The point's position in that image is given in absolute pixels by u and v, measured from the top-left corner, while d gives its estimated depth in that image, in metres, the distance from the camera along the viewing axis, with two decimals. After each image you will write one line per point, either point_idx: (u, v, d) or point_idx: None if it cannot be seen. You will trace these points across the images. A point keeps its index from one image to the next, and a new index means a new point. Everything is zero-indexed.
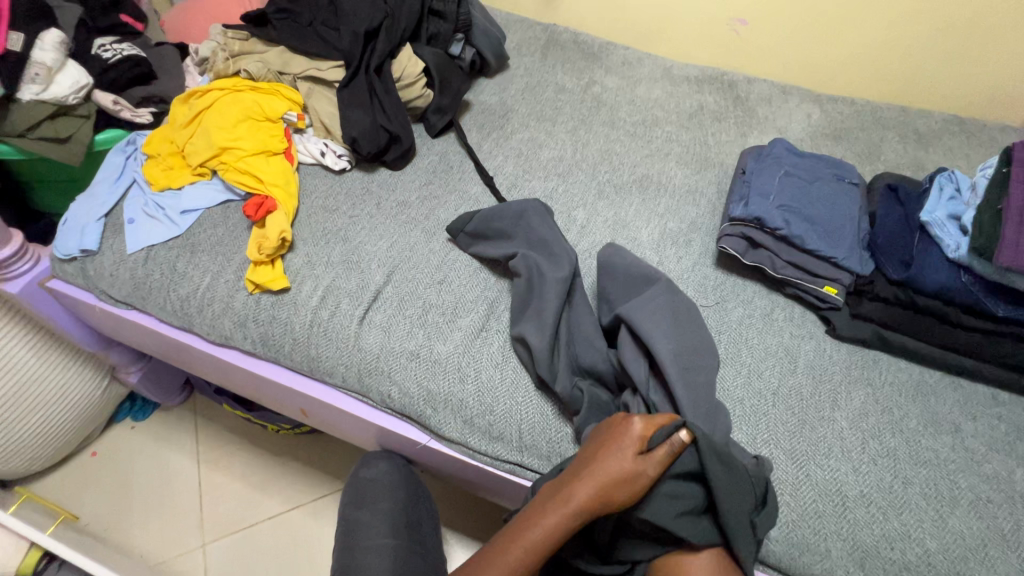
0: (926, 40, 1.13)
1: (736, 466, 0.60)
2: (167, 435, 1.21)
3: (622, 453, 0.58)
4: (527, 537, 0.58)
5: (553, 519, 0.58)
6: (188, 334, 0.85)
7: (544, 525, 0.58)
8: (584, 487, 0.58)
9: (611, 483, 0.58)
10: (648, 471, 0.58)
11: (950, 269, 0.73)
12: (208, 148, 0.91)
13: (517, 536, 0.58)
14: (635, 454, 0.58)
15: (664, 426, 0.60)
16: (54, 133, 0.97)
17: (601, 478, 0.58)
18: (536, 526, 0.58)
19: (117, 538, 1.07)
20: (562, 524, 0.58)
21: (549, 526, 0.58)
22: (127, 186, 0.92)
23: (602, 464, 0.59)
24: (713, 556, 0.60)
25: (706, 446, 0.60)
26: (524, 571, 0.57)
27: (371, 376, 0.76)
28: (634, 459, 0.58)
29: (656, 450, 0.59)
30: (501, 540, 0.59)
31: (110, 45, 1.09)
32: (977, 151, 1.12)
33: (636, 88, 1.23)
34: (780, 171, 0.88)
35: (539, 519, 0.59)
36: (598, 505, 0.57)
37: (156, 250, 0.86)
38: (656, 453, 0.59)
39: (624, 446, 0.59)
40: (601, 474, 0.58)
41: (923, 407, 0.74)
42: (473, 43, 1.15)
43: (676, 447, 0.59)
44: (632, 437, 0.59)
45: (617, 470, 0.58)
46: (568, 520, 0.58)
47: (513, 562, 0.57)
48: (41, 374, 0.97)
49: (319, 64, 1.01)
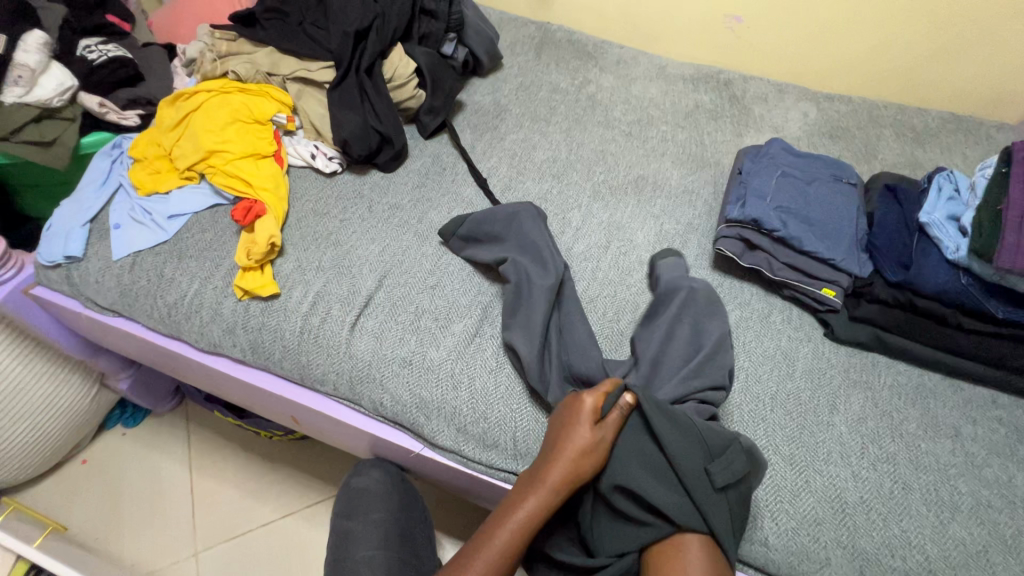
0: (925, 37, 1.12)
1: (680, 417, 0.63)
2: (159, 442, 1.19)
3: (581, 425, 0.61)
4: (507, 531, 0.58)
5: (532, 502, 0.59)
6: (177, 342, 0.83)
7: (520, 512, 0.58)
8: (555, 464, 0.59)
9: (578, 450, 0.59)
10: (606, 437, 0.61)
11: (949, 270, 0.72)
12: (195, 152, 0.89)
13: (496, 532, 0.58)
14: (594, 423, 0.61)
15: (610, 392, 0.64)
16: (39, 136, 0.95)
17: (570, 452, 0.59)
18: (514, 513, 0.59)
19: (108, 548, 1.06)
20: (539, 505, 0.59)
21: (527, 511, 0.58)
22: (113, 191, 0.90)
23: (567, 439, 0.60)
24: (701, 539, 0.58)
25: (666, 421, 0.61)
26: (510, 559, 0.57)
27: (363, 383, 0.74)
28: (593, 427, 0.61)
29: (610, 415, 0.62)
30: (480, 539, 0.58)
31: (95, 46, 1.06)
32: (974, 149, 1.11)
33: (631, 87, 1.21)
34: (776, 171, 0.87)
35: (514, 508, 0.59)
36: (568, 480, 0.59)
37: (143, 257, 0.84)
38: (611, 420, 0.62)
39: (580, 415, 0.61)
40: (568, 453, 0.59)
41: (923, 411, 0.73)
42: (465, 43, 1.13)
43: (624, 410, 0.63)
44: (587, 408, 0.62)
45: (582, 443, 0.60)
46: (544, 502, 0.59)
47: (498, 556, 0.57)
48: (27, 385, 0.95)
49: (308, 65, 0.99)
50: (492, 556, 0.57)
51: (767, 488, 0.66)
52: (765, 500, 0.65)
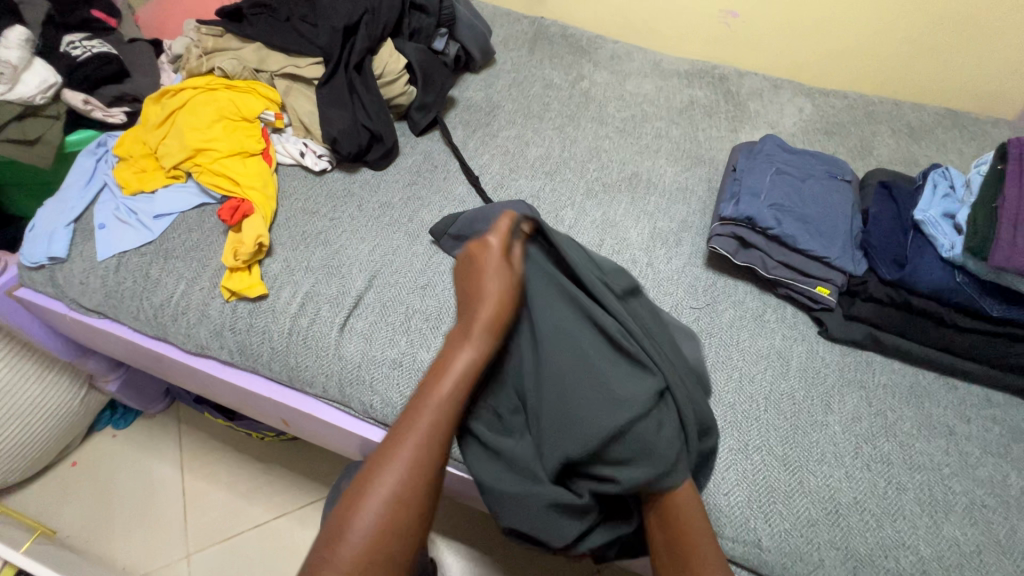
0: (921, 31, 1.11)
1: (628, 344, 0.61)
2: (149, 443, 1.18)
3: (488, 268, 0.61)
4: (422, 418, 0.54)
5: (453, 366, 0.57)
6: (164, 344, 0.82)
7: (432, 395, 0.56)
8: (466, 338, 0.58)
9: (490, 313, 0.59)
10: (513, 273, 0.62)
11: (944, 269, 0.72)
12: (181, 150, 0.88)
13: (411, 424, 0.54)
14: (500, 274, 0.61)
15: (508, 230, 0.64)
16: (22, 134, 0.93)
17: (479, 322, 0.58)
18: (427, 402, 0.55)
19: (98, 550, 1.05)
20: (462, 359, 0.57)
21: (444, 392, 0.56)
22: (98, 190, 0.89)
23: (478, 313, 0.59)
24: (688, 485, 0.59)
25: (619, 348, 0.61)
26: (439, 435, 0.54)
27: (352, 386, 0.73)
28: (501, 271, 0.61)
29: (511, 275, 0.61)
30: (395, 433, 0.54)
31: (79, 42, 1.05)
32: (970, 145, 1.10)
33: (625, 83, 1.20)
34: (771, 168, 0.86)
35: (427, 396, 0.56)
36: (489, 323, 0.58)
37: (128, 257, 0.82)
38: (510, 270, 0.61)
39: (489, 274, 0.61)
40: (483, 299, 0.59)
41: (917, 410, 0.72)
42: (457, 38, 1.12)
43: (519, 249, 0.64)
44: (490, 261, 0.61)
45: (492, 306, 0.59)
46: (460, 377, 0.56)
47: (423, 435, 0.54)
48: (13, 386, 0.94)
49: (296, 61, 0.97)
50: (409, 450, 0.53)
51: (760, 489, 0.65)
52: (759, 501, 0.64)
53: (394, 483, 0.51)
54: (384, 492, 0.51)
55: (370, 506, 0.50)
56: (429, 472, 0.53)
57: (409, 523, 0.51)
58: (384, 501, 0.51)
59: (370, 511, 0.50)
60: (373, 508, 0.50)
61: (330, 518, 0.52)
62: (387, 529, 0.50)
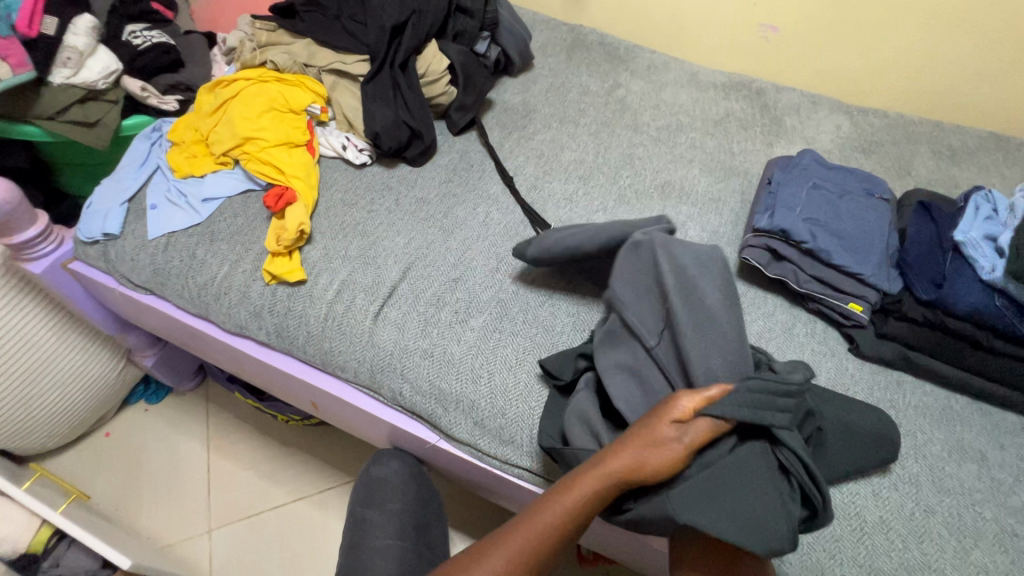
0: (976, 50, 1.08)
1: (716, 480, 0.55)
2: (179, 420, 1.22)
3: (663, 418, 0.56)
4: (551, 516, 0.55)
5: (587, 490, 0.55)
6: (204, 322, 0.85)
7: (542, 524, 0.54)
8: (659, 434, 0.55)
9: (696, 403, 0.56)
10: (681, 440, 0.55)
11: (983, 291, 0.71)
12: (231, 138, 0.91)
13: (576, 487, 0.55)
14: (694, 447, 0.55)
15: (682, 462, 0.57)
16: (83, 117, 0.98)
17: (613, 463, 0.55)
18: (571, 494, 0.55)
19: (126, 520, 1.09)
20: (592, 495, 0.54)
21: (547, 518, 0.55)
22: (151, 172, 0.93)
23: (637, 431, 0.56)
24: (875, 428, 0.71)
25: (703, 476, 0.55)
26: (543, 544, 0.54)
27: (383, 372, 0.75)
28: (671, 427, 0.55)
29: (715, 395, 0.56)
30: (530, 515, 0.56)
31: (140, 32, 1.09)
32: (1013, 170, 1.09)
33: (661, 92, 1.21)
34: (807, 183, 0.86)
35: (523, 523, 0.55)
36: (629, 475, 0.54)
37: (177, 238, 0.86)
38: (699, 424, 0.55)
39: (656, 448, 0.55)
40: (637, 446, 0.55)
41: (948, 433, 0.71)
42: (498, 42, 1.14)
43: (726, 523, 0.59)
44: (676, 411, 0.56)
45: (657, 440, 0.55)
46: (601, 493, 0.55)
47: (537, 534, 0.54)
48: (59, 354, 0.99)
49: (343, 57, 1.01)
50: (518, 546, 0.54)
51: None
52: None
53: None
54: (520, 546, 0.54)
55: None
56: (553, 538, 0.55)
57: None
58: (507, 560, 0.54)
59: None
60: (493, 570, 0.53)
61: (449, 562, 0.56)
62: None
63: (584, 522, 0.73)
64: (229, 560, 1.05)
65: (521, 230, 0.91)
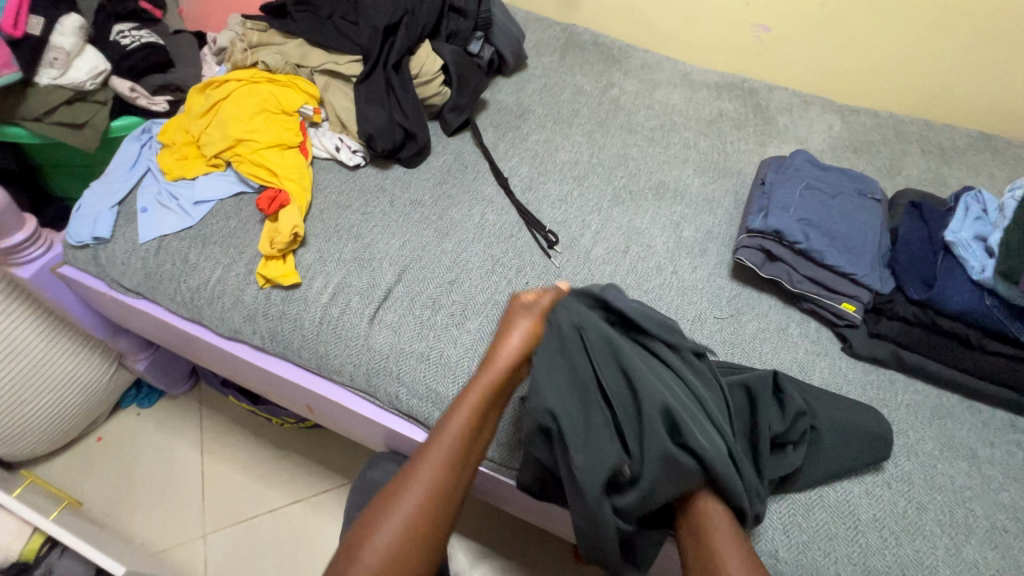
0: (966, 49, 1.09)
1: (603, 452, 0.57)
2: (171, 423, 1.21)
3: (510, 332, 0.66)
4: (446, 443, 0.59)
5: (468, 407, 0.61)
6: (197, 325, 0.85)
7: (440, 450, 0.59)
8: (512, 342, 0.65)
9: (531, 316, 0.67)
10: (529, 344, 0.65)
11: (973, 291, 0.72)
12: (223, 139, 0.90)
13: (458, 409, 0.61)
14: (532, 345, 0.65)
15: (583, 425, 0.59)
16: (72, 119, 0.97)
17: (482, 379, 0.63)
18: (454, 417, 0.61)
19: (119, 525, 1.08)
20: (473, 407, 0.61)
21: (433, 467, 0.58)
22: (142, 175, 0.92)
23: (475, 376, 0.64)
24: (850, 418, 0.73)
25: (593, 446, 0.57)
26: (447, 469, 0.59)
27: (380, 376, 0.75)
28: (526, 337, 0.65)
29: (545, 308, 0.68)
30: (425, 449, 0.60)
31: (129, 31, 1.08)
32: (1001, 169, 1.10)
33: (655, 92, 1.21)
34: (801, 183, 0.86)
35: (411, 482, 0.57)
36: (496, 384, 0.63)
37: (168, 241, 0.86)
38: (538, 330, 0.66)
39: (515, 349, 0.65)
40: (499, 355, 0.64)
41: (939, 431, 0.72)
42: (492, 42, 1.14)
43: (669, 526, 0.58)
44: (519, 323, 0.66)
45: (513, 349, 0.64)
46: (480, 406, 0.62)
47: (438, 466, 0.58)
48: (48, 358, 0.98)
49: (336, 58, 1.00)
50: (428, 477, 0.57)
51: (781, 501, 0.66)
52: (777, 512, 0.65)
53: (386, 543, 0.54)
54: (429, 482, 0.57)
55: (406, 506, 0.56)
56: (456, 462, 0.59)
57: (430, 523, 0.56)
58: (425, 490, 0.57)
59: (404, 514, 0.55)
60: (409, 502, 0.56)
61: (347, 535, 0.56)
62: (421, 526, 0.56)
63: None
64: (224, 564, 1.05)
65: (516, 231, 0.91)
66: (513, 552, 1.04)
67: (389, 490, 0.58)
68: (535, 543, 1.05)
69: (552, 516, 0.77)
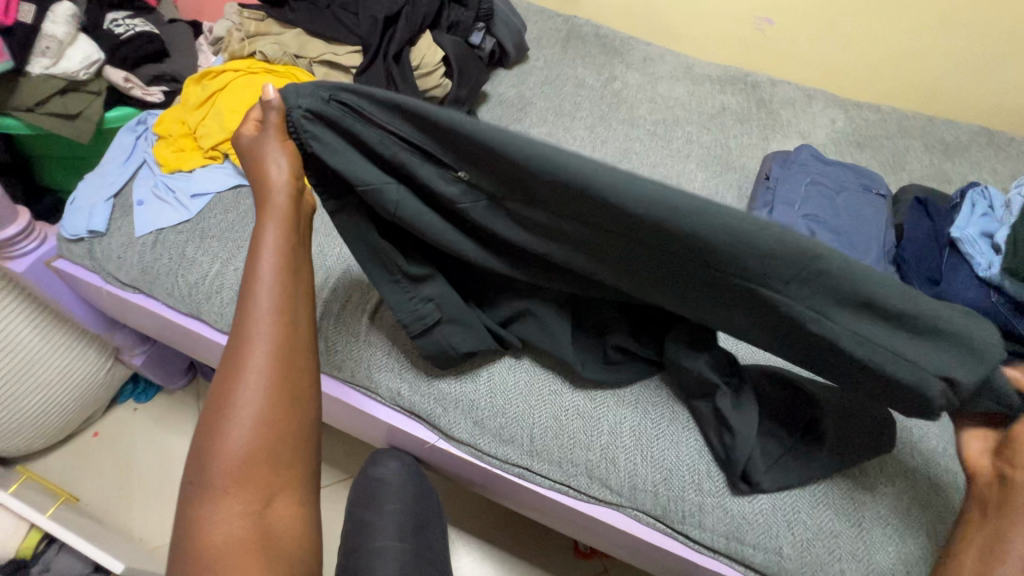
0: (971, 43, 1.08)
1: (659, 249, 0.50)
2: (169, 419, 1.20)
3: (270, 187, 0.55)
4: (258, 330, 0.50)
5: (267, 287, 0.52)
6: (194, 320, 0.83)
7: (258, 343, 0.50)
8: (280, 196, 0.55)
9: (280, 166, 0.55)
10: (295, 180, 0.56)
11: (979, 288, 0.71)
12: (221, 131, 0.89)
13: (252, 301, 0.51)
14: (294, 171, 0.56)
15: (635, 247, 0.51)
16: (64, 109, 0.94)
17: (261, 245, 0.53)
18: (255, 301, 0.51)
19: (117, 522, 1.07)
20: (274, 282, 0.52)
21: (262, 335, 0.50)
22: (137, 167, 0.91)
23: (264, 213, 0.55)
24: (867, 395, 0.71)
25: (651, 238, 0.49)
26: (271, 353, 0.50)
27: (381, 372, 0.74)
28: (291, 184, 0.55)
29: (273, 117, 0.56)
30: (235, 355, 0.50)
31: (123, 21, 1.06)
32: (1004, 165, 1.10)
33: (657, 85, 1.20)
34: (806, 178, 0.86)
35: (240, 388, 0.48)
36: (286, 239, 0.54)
37: (165, 235, 0.84)
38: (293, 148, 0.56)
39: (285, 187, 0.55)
40: (272, 217, 0.54)
41: (943, 428, 0.72)
42: (493, 33, 1.12)
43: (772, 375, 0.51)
44: (274, 178, 0.55)
45: (280, 203, 0.55)
46: (280, 274, 0.53)
47: (259, 357, 0.50)
48: (43, 353, 0.96)
49: (335, 49, 0.98)
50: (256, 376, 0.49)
51: (786, 498, 0.65)
52: (782, 509, 0.64)
53: (240, 442, 0.47)
54: (255, 385, 0.49)
55: (242, 419, 0.47)
56: (284, 351, 0.51)
57: (283, 421, 0.49)
58: (261, 388, 0.49)
59: (242, 429, 0.47)
60: (247, 410, 0.48)
61: (191, 454, 0.48)
62: (265, 442, 0.48)
63: (586, 522, 0.73)
64: None
65: None
66: (514, 547, 1.04)
67: (221, 388, 0.49)
68: (535, 537, 1.05)
69: (554, 512, 0.76)
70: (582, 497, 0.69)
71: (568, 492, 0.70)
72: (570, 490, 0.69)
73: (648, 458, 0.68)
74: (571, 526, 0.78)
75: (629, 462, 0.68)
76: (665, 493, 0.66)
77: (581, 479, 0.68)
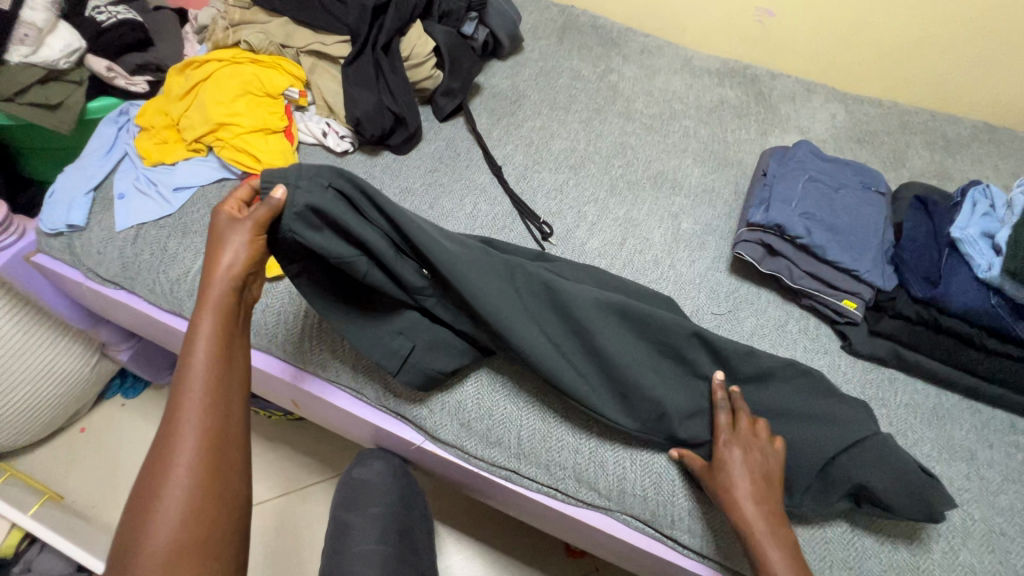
0: (975, 37, 1.06)
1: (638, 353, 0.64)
2: (157, 415, 1.18)
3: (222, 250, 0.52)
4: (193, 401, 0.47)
5: (205, 351, 0.49)
6: (177, 318, 0.81)
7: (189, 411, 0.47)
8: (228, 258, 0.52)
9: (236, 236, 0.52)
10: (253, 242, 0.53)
11: (979, 290, 0.70)
12: (204, 123, 0.87)
13: (188, 371, 0.48)
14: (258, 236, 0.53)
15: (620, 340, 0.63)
16: (44, 99, 0.91)
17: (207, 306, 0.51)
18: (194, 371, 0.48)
19: (103, 519, 1.06)
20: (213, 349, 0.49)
21: (196, 406, 0.47)
22: (119, 160, 0.88)
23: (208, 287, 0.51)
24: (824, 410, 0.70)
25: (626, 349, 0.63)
26: (206, 427, 0.47)
27: (366, 372, 0.73)
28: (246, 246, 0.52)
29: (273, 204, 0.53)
30: (167, 431, 0.46)
31: (105, 7, 1.03)
32: (1006, 162, 1.07)
33: (654, 78, 1.17)
34: (804, 175, 0.84)
35: (169, 467, 0.45)
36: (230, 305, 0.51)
37: (146, 230, 0.82)
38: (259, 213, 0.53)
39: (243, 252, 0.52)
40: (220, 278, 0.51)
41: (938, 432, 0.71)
42: (486, 23, 1.09)
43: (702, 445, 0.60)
44: (230, 241, 0.52)
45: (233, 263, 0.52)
46: (218, 343, 0.50)
47: (193, 429, 0.46)
48: (26, 350, 0.95)
49: (323, 38, 0.95)
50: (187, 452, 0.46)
51: None
52: None
53: (165, 537, 0.43)
54: (184, 463, 0.45)
55: (173, 495, 0.44)
56: (220, 421, 0.48)
57: (214, 503, 0.45)
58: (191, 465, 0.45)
59: (170, 513, 0.43)
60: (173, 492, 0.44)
61: (114, 545, 0.44)
62: (193, 528, 0.44)
63: (574, 525, 0.72)
64: None
65: (510, 222, 0.89)
66: (503, 546, 1.03)
67: (150, 474, 0.45)
68: (525, 537, 1.04)
69: (543, 514, 0.75)
70: (570, 499, 0.68)
71: (556, 495, 0.69)
72: (557, 493, 0.69)
73: (637, 461, 0.66)
74: (559, 529, 0.77)
75: (617, 465, 0.66)
76: (654, 497, 0.65)
77: (569, 482, 0.67)
